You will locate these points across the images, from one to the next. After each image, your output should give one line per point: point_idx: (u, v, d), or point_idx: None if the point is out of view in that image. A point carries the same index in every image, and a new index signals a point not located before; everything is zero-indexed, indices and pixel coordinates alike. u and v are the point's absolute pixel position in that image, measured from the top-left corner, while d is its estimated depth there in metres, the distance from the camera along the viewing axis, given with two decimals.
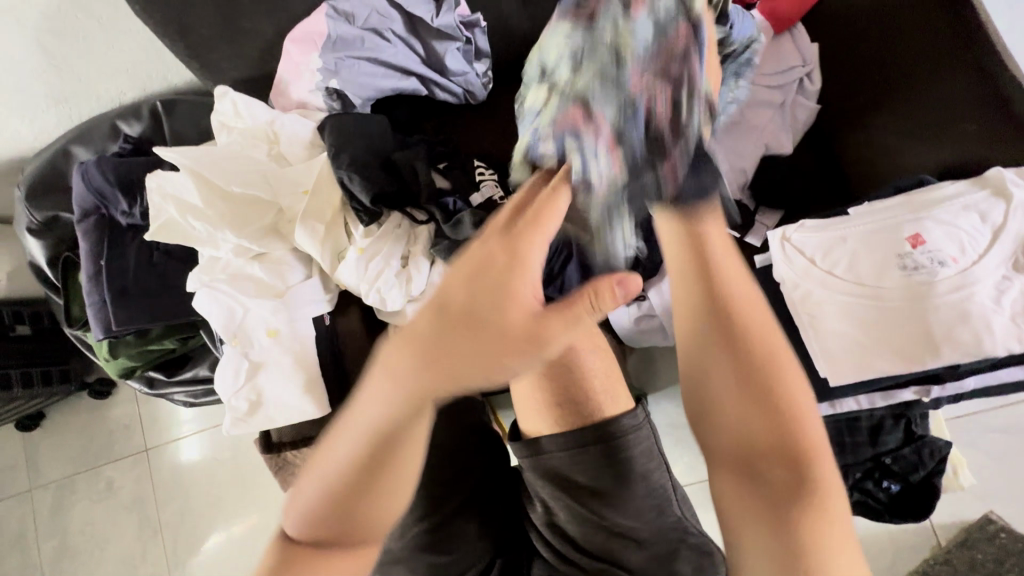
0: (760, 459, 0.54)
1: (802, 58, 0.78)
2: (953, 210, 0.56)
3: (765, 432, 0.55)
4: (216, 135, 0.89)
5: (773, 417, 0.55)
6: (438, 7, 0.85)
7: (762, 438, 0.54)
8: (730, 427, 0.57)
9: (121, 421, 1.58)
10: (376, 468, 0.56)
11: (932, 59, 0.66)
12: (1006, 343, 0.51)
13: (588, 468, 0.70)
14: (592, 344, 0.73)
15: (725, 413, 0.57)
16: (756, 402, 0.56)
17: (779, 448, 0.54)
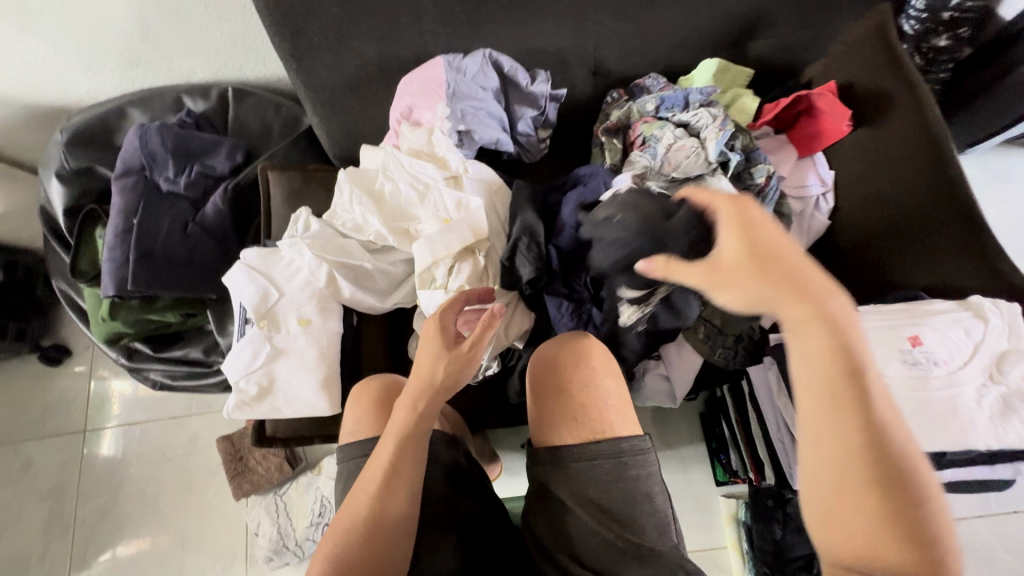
0: (868, 551, 0.45)
1: (821, 179, 0.93)
2: (943, 323, 0.67)
3: (881, 529, 0.45)
4: (430, 139, 0.92)
5: (886, 494, 0.45)
6: (532, 78, 0.98)
7: (862, 532, 0.46)
8: (829, 513, 0.47)
9: (64, 395, 1.44)
10: (388, 488, 0.63)
11: (925, 192, 0.78)
12: (982, 433, 0.61)
13: (596, 486, 0.66)
14: (610, 372, 0.73)
15: (838, 507, 0.47)
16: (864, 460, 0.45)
17: (892, 533, 0.44)
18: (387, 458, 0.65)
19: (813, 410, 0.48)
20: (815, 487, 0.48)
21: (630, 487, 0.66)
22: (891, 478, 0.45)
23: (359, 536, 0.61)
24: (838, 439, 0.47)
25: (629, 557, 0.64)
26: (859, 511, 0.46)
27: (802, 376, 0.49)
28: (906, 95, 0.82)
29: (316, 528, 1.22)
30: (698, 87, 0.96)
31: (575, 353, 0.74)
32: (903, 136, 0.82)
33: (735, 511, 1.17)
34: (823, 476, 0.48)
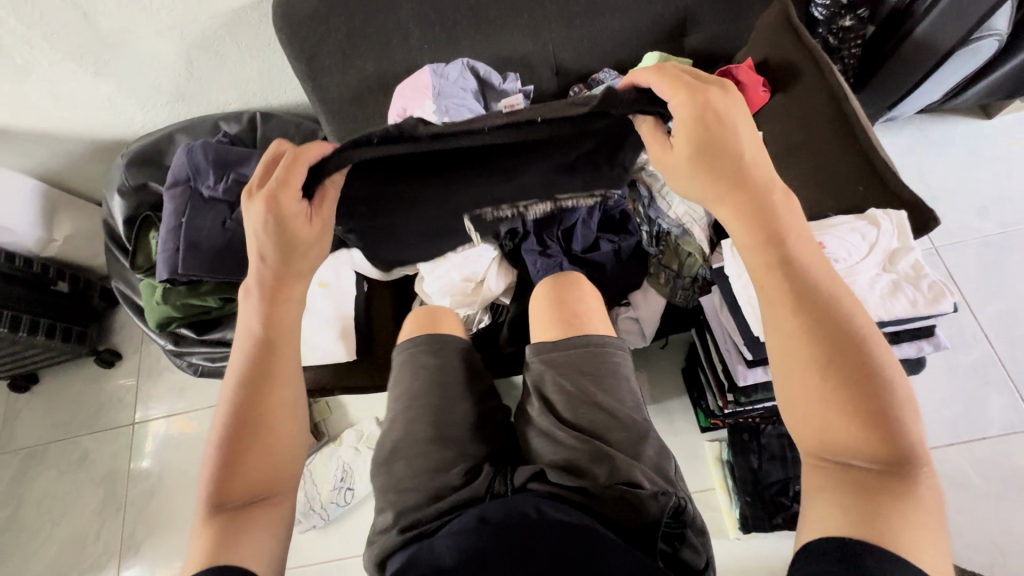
0: (833, 427, 0.54)
1: (753, 139, 1.08)
2: (844, 230, 0.80)
3: (838, 396, 0.54)
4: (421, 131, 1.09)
5: (836, 367, 0.55)
6: (504, 79, 1.18)
7: (827, 406, 0.55)
8: (802, 396, 0.56)
9: (116, 392, 1.63)
10: (263, 364, 0.68)
11: (829, 136, 0.96)
12: (876, 308, 0.74)
13: (583, 367, 0.78)
14: (595, 294, 0.89)
15: (802, 389, 0.56)
16: (817, 338, 0.56)
17: (847, 399, 0.54)
18: (251, 350, 0.69)
19: (775, 305, 0.60)
20: (785, 378, 0.58)
21: (607, 374, 0.78)
22: (841, 360, 0.55)
23: (241, 405, 0.65)
24: (796, 323, 0.58)
25: (611, 420, 0.74)
26: (819, 394, 0.55)
27: (770, 279, 0.61)
28: (809, 63, 1.01)
29: (340, 492, 1.35)
30: (642, 74, 1.14)
31: (566, 280, 0.91)
32: (812, 94, 0.99)
33: (720, 452, 1.26)
34: (786, 362, 0.58)
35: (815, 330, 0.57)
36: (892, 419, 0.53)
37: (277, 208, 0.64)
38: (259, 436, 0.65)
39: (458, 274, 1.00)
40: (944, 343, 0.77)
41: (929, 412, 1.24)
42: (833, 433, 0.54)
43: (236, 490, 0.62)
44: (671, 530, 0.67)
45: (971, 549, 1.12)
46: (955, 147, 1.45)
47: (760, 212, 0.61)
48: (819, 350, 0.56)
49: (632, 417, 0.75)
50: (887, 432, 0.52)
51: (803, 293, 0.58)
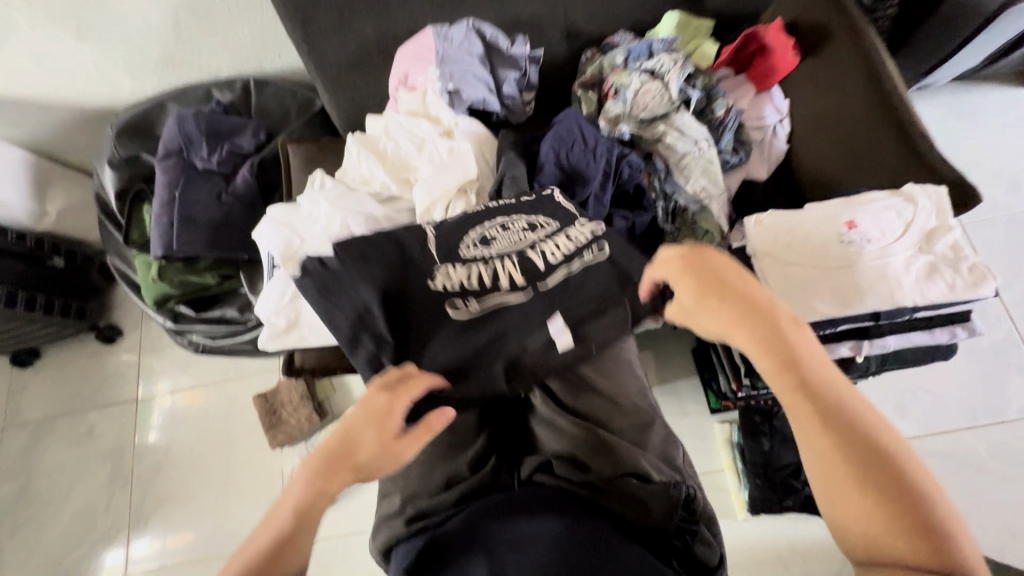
0: (879, 541, 0.46)
1: (776, 108, 1.02)
2: (879, 208, 0.75)
3: (878, 506, 0.46)
4: (426, 97, 1.04)
5: (873, 473, 0.48)
6: (512, 42, 1.09)
7: (873, 520, 0.46)
8: (840, 514, 0.48)
9: (119, 368, 1.62)
10: (327, 485, 0.58)
11: (863, 105, 0.88)
12: (910, 292, 0.69)
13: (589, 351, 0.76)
14: None
15: (843, 503, 0.48)
16: (848, 444, 0.49)
17: (893, 512, 0.46)
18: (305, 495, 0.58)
19: (798, 420, 0.52)
20: (822, 495, 0.50)
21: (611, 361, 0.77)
22: (891, 487, 0.47)
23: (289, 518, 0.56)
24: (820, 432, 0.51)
25: (614, 406, 0.74)
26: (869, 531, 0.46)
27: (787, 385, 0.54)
28: (842, 24, 0.93)
29: (345, 470, 1.35)
30: (660, 37, 1.06)
31: None
32: (846, 59, 0.92)
33: (730, 434, 1.24)
34: (818, 470, 0.50)
35: (845, 440, 0.50)
36: (944, 531, 0.45)
37: (387, 409, 0.62)
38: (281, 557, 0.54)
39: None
40: (979, 329, 0.73)
41: (946, 396, 1.21)
42: (881, 546, 0.46)
43: None
44: (684, 523, 0.64)
45: (982, 533, 1.11)
46: (989, 118, 1.36)
47: (764, 321, 0.57)
48: (851, 456, 0.49)
49: (634, 402, 0.74)
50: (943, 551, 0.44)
51: (824, 395, 0.52)
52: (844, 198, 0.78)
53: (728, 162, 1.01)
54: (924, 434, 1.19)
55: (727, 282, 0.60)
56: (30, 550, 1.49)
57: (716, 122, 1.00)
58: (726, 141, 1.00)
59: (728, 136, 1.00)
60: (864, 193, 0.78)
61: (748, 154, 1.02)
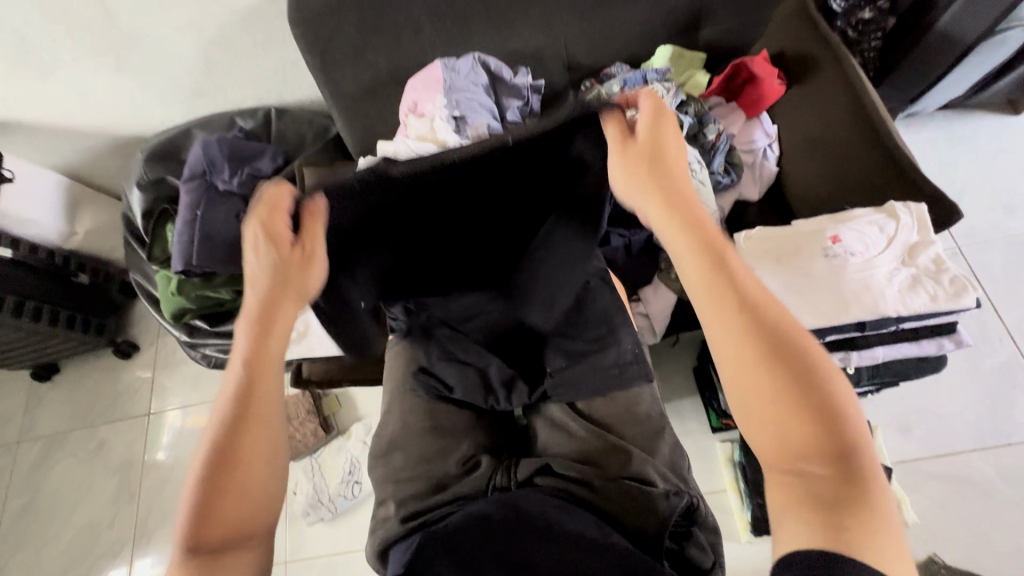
0: (782, 427, 0.47)
1: (765, 132, 1.08)
2: (863, 223, 0.78)
3: (782, 395, 0.47)
4: (435, 124, 1.11)
5: (780, 359, 0.48)
6: (515, 74, 1.17)
7: (772, 402, 0.47)
8: (747, 398, 0.49)
9: (132, 383, 1.66)
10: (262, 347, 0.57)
11: (846, 126, 0.93)
12: (893, 302, 0.72)
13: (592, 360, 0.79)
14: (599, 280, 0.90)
15: (749, 387, 0.49)
16: (758, 333, 0.49)
17: (795, 398, 0.47)
18: (241, 368, 0.56)
19: (716, 306, 0.52)
20: (730, 379, 0.50)
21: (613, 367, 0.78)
22: (797, 374, 0.47)
23: (238, 396, 0.55)
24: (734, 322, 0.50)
25: (614, 414, 0.76)
26: (768, 398, 0.48)
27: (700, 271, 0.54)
28: (826, 51, 0.98)
29: (347, 486, 1.37)
30: (653, 68, 1.13)
31: None
32: (831, 86, 0.97)
33: (731, 454, 1.24)
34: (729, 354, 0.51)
35: (758, 331, 0.50)
36: (841, 416, 0.46)
37: (269, 237, 0.58)
38: (254, 419, 0.55)
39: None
40: (966, 340, 0.75)
41: (951, 417, 1.20)
42: (788, 431, 0.47)
43: (248, 484, 0.53)
44: (678, 528, 0.65)
45: (995, 559, 1.08)
46: (980, 143, 1.40)
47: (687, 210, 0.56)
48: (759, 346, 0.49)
49: (647, 411, 0.77)
50: (840, 439, 0.45)
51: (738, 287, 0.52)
52: (833, 213, 0.81)
53: (720, 183, 1.05)
54: (928, 455, 1.17)
55: (662, 172, 0.58)
56: (35, 564, 1.50)
57: (710, 146, 1.04)
58: (719, 164, 1.05)
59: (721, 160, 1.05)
60: (853, 208, 0.81)
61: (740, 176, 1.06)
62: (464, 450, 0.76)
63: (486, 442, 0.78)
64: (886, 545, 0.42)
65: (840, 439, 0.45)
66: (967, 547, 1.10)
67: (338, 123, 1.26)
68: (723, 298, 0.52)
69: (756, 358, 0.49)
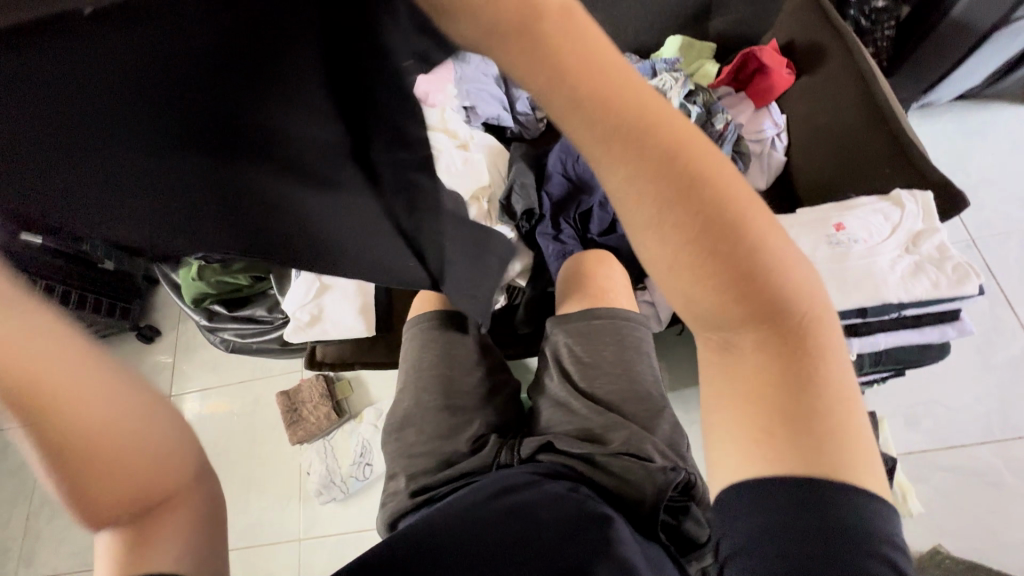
0: (719, 318, 0.34)
1: (774, 121, 1.07)
2: (867, 212, 0.79)
3: (720, 285, 0.33)
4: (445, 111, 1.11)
5: (710, 234, 0.33)
6: None
7: (708, 297, 0.33)
8: (680, 294, 0.35)
9: (156, 366, 1.73)
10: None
11: (855, 114, 0.93)
12: (896, 288, 0.72)
13: (599, 340, 0.80)
14: (609, 262, 0.92)
15: (677, 279, 0.34)
16: (680, 208, 0.33)
17: (734, 287, 0.33)
18: None
19: (621, 172, 0.33)
20: (656, 267, 0.35)
21: (619, 345, 0.79)
22: (734, 256, 0.33)
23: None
24: (650, 189, 0.33)
25: (615, 396, 0.76)
26: (684, 289, 0.34)
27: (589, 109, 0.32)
28: (835, 40, 0.99)
29: (360, 467, 1.41)
30: (662, 58, 1.13)
31: (592, 256, 0.93)
32: (842, 74, 0.97)
33: None
34: (649, 233, 0.34)
35: (681, 201, 0.33)
36: (788, 288, 0.34)
37: None
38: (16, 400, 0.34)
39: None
40: (969, 327, 0.76)
41: (959, 409, 1.19)
42: (728, 326, 0.34)
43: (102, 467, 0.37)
44: (677, 503, 0.67)
45: (1000, 551, 1.08)
46: (995, 134, 1.38)
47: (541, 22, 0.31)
48: (683, 224, 0.33)
49: (649, 389, 0.77)
50: (788, 321, 0.34)
51: (641, 138, 0.32)
52: (838, 202, 0.82)
53: None
54: (935, 446, 1.17)
55: None
56: (66, 535, 1.57)
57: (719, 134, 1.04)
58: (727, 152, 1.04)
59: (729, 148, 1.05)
60: (858, 197, 0.81)
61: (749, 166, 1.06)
62: (473, 427, 0.79)
63: (494, 421, 0.81)
64: (838, 418, 0.34)
65: (776, 314, 0.33)
66: (972, 538, 1.09)
67: None
68: (630, 160, 0.33)
69: (662, 245, 0.33)
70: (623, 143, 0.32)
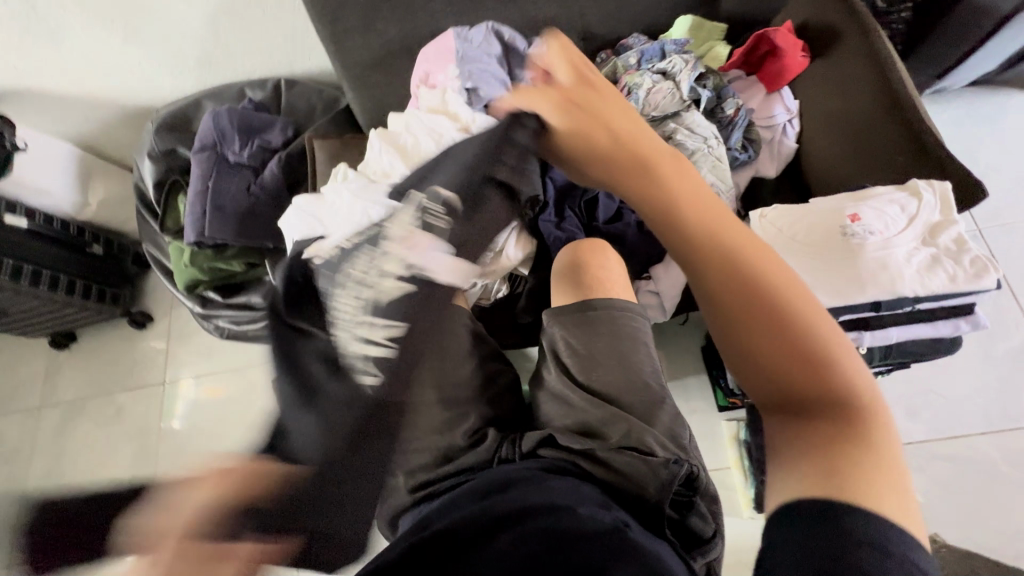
0: (776, 375, 0.41)
1: (786, 106, 1.05)
2: (882, 202, 0.76)
3: (774, 341, 0.41)
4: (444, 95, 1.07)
5: (765, 303, 0.42)
6: (529, 45, 1.14)
7: (766, 354, 0.41)
8: (740, 356, 0.43)
9: (148, 352, 1.69)
10: None
11: (870, 100, 0.90)
12: (911, 282, 0.71)
13: (594, 334, 0.77)
14: (607, 252, 0.90)
15: (737, 339, 0.42)
16: (742, 280, 0.42)
17: (786, 347, 0.41)
18: None
19: (692, 253, 0.44)
20: (721, 335, 0.44)
21: (617, 338, 0.77)
22: (783, 323, 0.41)
23: None
24: (717, 266, 0.43)
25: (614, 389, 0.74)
26: (747, 347, 0.42)
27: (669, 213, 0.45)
28: (852, 22, 0.95)
29: None
30: (671, 39, 1.09)
31: (589, 245, 0.91)
32: (856, 58, 0.93)
33: (737, 432, 1.25)
34: (711, 301, 0.44)
35: (737, 274, 0.43)
36: (832, 360, 0.41)
37: None
38: None
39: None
40: (982, 322, 0.74)
41: (960, 400, 1.20)
42: (783, 382, 0.41)
43: None
44: (681, 498, 0.66)
45: (995, 540, 1.09)
46: (1005, 122, 1.36)
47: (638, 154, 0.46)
48: (742, 295, 0.42)
49: (647, 380, 0.74)
50: (834, 386, 0.41)
51: (707, 229, 0.44)
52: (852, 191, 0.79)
53: (736, 159, 1.03)
54: (934, 437, 1.17)
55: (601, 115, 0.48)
56: None
57: (729, 121, 1.03)
58: (736, 141, 1.03)
59: (738, 136, 1.03)
60: (873, 186, 0.79)
61: (758, 153, 1.05)
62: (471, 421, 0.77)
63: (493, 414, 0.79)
64: (876, 463, 0.39)
65: (824, 374, 0.41)
66: (968, 527, 1.10)
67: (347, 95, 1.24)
68: (699, 242, 0.44)
69: (722, 305, 0.43)
70: (696, 235, 0.44)
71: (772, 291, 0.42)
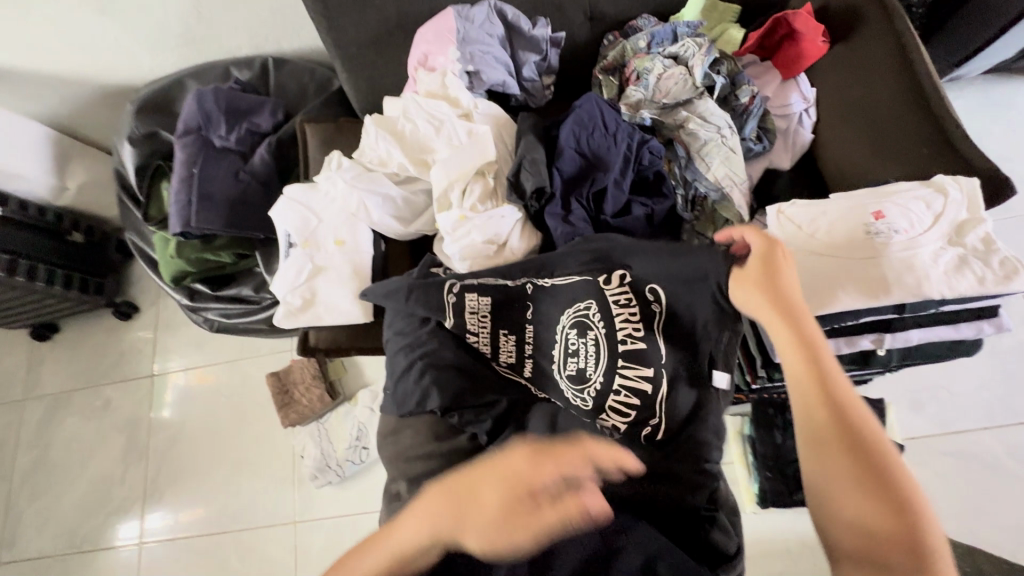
0: (850, 499, 0.52)
1: (803, 94, 1.00)
2: (907, 198, 0.73)
3: (856, 472, 0.53)
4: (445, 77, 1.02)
5: (854, 442, 0.54)
6: (534, 24, 1.07)
7: (847, 478, 0.53)
8: (825, 477, 0.54)
9: (134, 343, 1.64)
10: None
11: (893, 91, 0.87)
12: (938, 283, 0.68)
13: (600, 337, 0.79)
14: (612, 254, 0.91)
15: (822, 464, 0.55)
16: (842, 422, 0.56)
17: (864, 479, 0.52)
18: None
19: (806, 392, 0.59)
20: (811, 459, 0.57)
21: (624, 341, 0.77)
22: (869, 463, 0.53)
23: None
24: (822, 406, 0.57)
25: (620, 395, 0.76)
26: (829, 467, 0.54)
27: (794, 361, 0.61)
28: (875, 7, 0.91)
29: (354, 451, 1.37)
30: (684, 21, 1.04)
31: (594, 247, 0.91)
32: (878, 45, 0.90)
33: (741, 427, 1.22)
34: (810, 429, 0.58)
35: (833, 411, 0.57)
36: (910, 510, 0.50)
37: None
38: None
39: (480, 233, 0.94)
40: (1006, 325, 0.72)
41: (964, 395, 1.19)
42: (855, 507, 0.52)
43: None
44: None
45: (994, 534, 1.10)
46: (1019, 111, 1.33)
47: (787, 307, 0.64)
48: (839, 431, 0.55)
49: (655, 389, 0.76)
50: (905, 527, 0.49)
51: (819, 378, 0.59)
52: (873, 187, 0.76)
53: (750, 150, 0.99)
54: (937, 432, 1.17)
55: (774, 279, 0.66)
56: (48, 518, 1.52)
57: (741, 109, 0.98)
58: (749, 129, 0.98)
59: (752, 124, 0.99)
60: (896, 183, 0.76)
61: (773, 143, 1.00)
62: None
63: None
64: None
65: (899, 509, 0.50)
66: (968, 522, 1.11)
67: (341, 76, 1.17)
68: (810, 385, 0.59)
69: (821, 434, 0.56)
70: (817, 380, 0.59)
71: (871, 438, 0.55)
